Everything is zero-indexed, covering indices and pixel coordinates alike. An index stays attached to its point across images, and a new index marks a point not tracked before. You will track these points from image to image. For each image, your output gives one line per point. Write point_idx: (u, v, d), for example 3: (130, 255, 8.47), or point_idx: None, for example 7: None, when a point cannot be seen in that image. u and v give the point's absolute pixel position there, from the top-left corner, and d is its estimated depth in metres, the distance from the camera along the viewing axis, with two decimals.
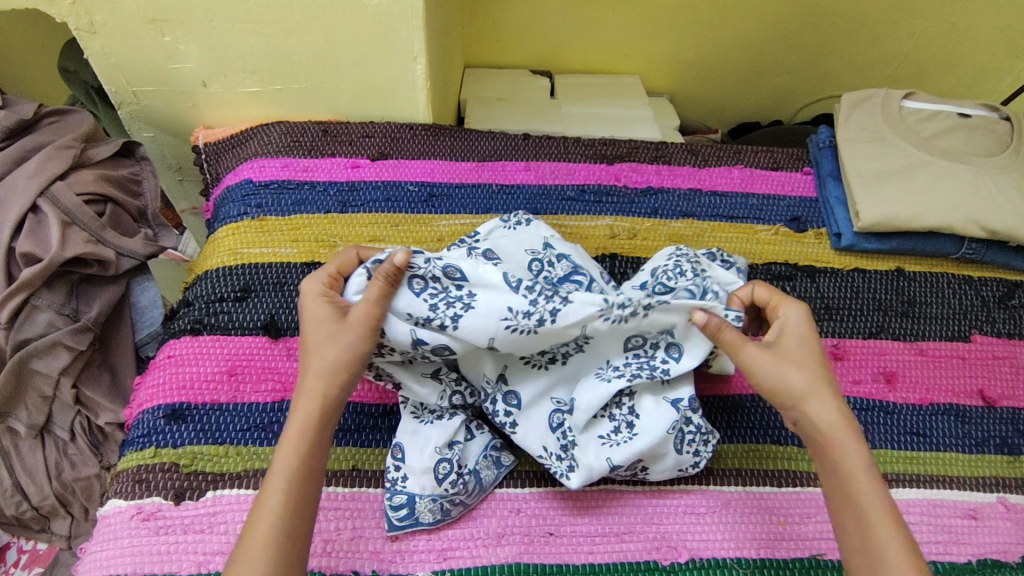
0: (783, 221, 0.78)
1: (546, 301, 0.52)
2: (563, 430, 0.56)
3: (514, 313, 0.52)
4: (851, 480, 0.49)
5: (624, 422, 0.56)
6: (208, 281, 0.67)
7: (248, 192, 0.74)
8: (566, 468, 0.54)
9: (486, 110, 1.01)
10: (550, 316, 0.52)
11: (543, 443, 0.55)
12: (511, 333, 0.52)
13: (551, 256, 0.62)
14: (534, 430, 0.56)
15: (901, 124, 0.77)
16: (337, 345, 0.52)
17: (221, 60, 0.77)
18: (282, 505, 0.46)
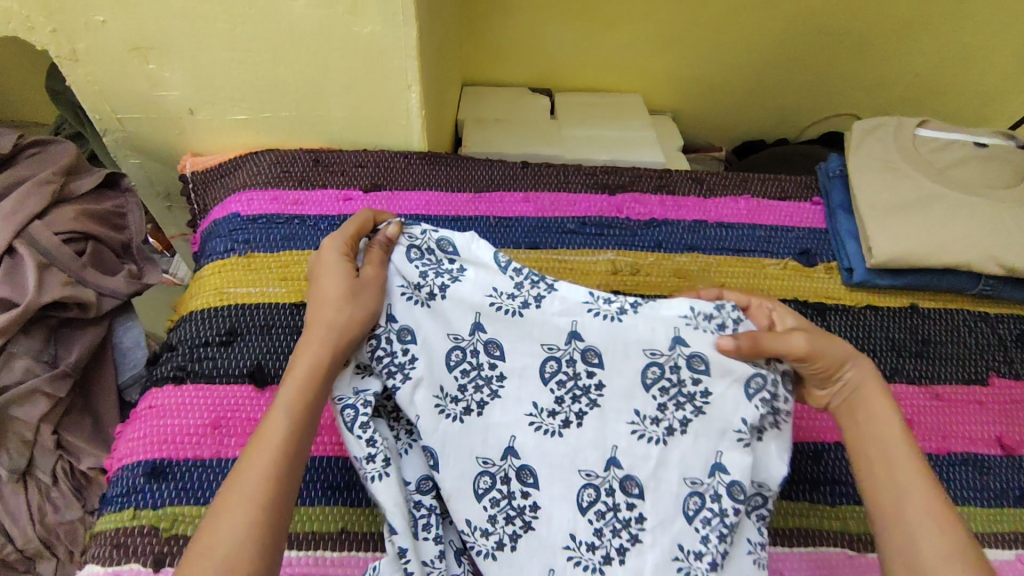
0: (792, 254, 0.75)
1: (572, 403, 0.56)
2: (582, 550, 0.54)
3: (539, 411, 0.56)
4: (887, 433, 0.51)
5: (711, 556, 0.52)
6: (191, 324, 0.64)
7: (235, 227, 0.71)
8: (599, 561, 0.53)
9: (484, 133, 0.98)
10: (575, 416, 0.56)
11: (571, 529, 0.54)
12: (536, 433, 0.56)
13: (529, 295, 0.57)
14: (559, 518, 0.54)
15: (915, 154, 0.74)
16: (350, 307, 0.53)
17: (207, 88, 0.74)
18: (273, 458, 0.45)
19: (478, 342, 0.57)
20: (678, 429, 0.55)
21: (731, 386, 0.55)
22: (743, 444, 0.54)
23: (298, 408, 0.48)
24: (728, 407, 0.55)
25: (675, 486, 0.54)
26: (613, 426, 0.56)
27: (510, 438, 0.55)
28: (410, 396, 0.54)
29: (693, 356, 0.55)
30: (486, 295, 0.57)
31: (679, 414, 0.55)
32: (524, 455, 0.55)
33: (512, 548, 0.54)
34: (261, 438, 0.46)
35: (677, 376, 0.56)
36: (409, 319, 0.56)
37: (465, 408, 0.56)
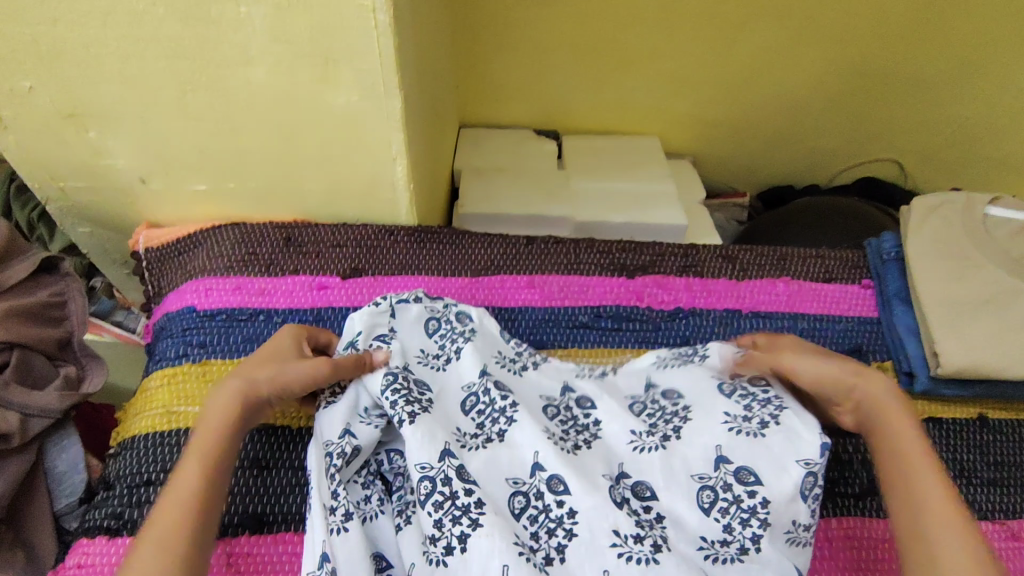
0: (840, 352, 0.64)
1: (575, 433, 0.53)
2: (631, 544, 0.45)
3: (551, 431, 0.51)
4: (893, 436, 0.49)
5: (738, 542, 0.47)
6: (134, 454, 0.54)
7: (189, 325, 0.61)
8: (651, 551, 0.45)
9: (485, 186, 0.86)
10: (583, 442, 0.52)
11: (612, 525, 0.46)
12: (551, 445, 0.49)
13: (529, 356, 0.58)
14: (597, 513, 0.46)
15: (986, 241, 0.63)
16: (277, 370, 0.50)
17: (158, 157, 0.64)
18: (189, 508, 0.43)
19: (489, 385, 0.53)
20: (673, 436, 0.51)
21: (708, 393, 0.53)
22: (735, 433, 0.50)
23: (213, 454, 0.46)
24: (710, 405, 0.52)
25: (685, 483, 0.49)
26: (611, 429, 0.52)
27: (535, 453, 0.49)
28: (428, 425, 0.49)
29: (666, 390, 0.56)
30: (495, 355, 0.57)
31: (670, 424, 0.52)
32: (550, 465, 0.48)
33: (561, 561, 0.46)
34: (169, 499, 0.44)
35: (659, 402, 0.55)
36: (420, 374, 0.54)
37: (485, 440, 0.51)
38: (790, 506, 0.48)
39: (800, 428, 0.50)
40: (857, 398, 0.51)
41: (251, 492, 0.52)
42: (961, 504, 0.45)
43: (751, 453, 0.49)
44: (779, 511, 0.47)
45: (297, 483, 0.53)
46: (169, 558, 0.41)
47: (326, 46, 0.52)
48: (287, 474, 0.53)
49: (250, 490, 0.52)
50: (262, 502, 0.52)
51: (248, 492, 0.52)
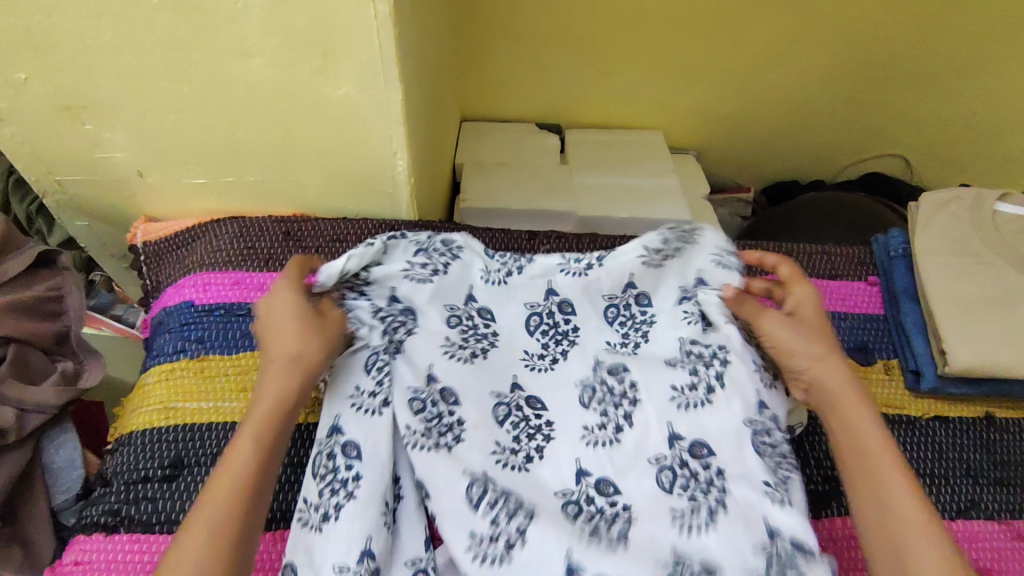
0: (845, 349, 0.64)
1: (556, 345, 0.61)
2: (596, 432, 0.55)
3: (529, 355, 0.60)
4: (870, 443, 0.48)
5: (704, 390, 0.54)
6: (131, 451, 0.54)
7: (187, 320, 0.60)
8: (614, 433, 0.54)
9: (486, 181, 0.86)
10: (561, 353, 0.60)
11: (582, 421, 0.55)
12: (530, 371, 0.59)
13: (515, 265, 0.64)
14: (569, 414, 0.56)
15: (994, 238, 0.62)
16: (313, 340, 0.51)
17: (156, 150, 0.63)
18: (252, 469, 0.45)
19: (472, 310, 0.61)
20: (642, 340, 0.60)
21: (672, 303, 0.61)
22: (681, 408, 0.54)
23: (265, 441, 0.46)
24: (655, 380, 0.56)
25: (660, 390, 0.56)
26: (589, 337, 0.61)
27: (513, 375, 0.58)
28: (416, 345, 0.57)
29: (639, 293, 0.62)
30: (480, 274, 0.62)
31: (620, 411, 0.55)
32: (527, 385, 0.58)
33: (540, 458, 0.53)
34: (229, 463, 0.45)
35: (607, 383, 0.57)
36: (407, 292, 0.59)
37: (471, 354, 0.58)
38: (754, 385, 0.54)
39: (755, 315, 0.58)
40: (815, 384, 0.52)
41: None
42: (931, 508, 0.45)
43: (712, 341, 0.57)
44: (740, 388, 0.54)
45: (298, 479, 0.53)
46: (218, 555, 0.41)
47: (325, 39, 0.51)
48: (288, 471, 0.54)
49: None
50: None
51: None
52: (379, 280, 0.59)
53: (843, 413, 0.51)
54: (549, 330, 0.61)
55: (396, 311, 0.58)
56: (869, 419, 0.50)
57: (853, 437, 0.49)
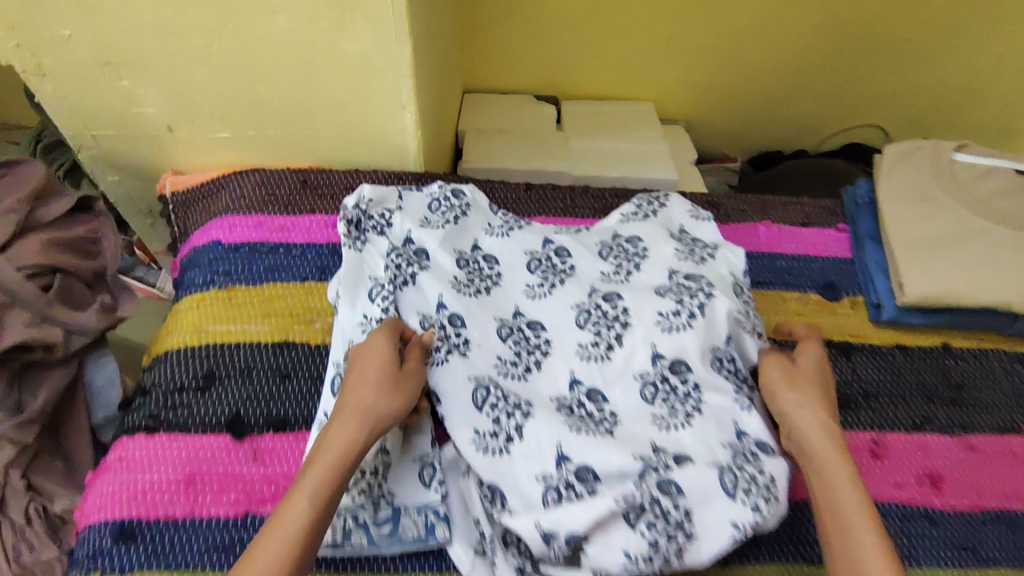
0: (815, 287, 0.70)
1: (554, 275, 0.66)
2: (590, 348, 0.60)
3: (530, 284, 0.66)
4: (843, 498, 0.47)
5: (688, 310, 0.59)
6: (167, 366, 0.60)
7: (215, 257, 0.66)
8: (605, 350, 0.60)
9: (487, 145, 0.92)
10: (559, 279, 0.66)
11: (577, 340, 0.61)
12: (530, 299, 0.64)
13: (517, 221, 0.71)
14: (566, 335, 0.62)
15: (952, 183, 0.68)
16: (392, 395, 0.50)
17: (186, 105, 0.69)
18: (303, 529, 0.43)
19: (478, 255, 0.67)
20: (634, 271, 0.66)
21: (659, 245, 0.67)
22: (666, 330, 0.59)
23: (323, 491, 0.45)
24: (646, 305, 0.61)
25: (650, 315, 0.60)
26: (585, 267, 0.67)
27: (515, 305, 0.64)
28: (427, 280, 0.62)
29: (629, 237, 0.69)
30: (485, 228, 0.69)
31: (611, 331, 0.60)
32: (527, 310, 0.64)
33: (537, 369, 0.59)
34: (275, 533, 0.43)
35: (602, 308, 0.62)
36: (420, 237, 0.66)
37: (476, 290, 0.64)
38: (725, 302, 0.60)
39: (732, 255, 0.67)
40: (800, 437, 0.53)
41: (276, 398, 0.58)
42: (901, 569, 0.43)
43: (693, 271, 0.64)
44: (715, 307, 0.60)
45: (317, 390, 0.59)
46: None
47: None
48: (308, 382, 0.59)
49: (275, 396, 0.58)
50: (286, 406, 0.58)
51: (273, 398, 0.58)
52: (396, 229, 0.66)
53: (822, 474, 0.50)
54: (547, 268, 0.66)
55: (410, 251, 0.65)
56: (843, 472, 0.49)
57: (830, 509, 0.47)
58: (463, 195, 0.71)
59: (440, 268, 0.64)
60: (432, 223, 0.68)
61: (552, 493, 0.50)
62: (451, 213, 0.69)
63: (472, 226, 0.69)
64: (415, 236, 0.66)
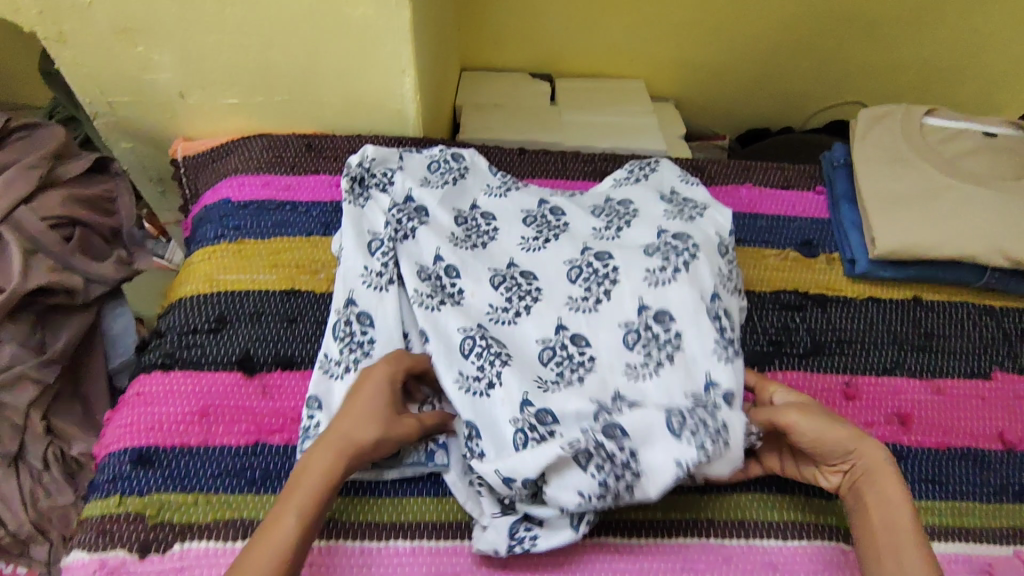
0: (793, 244, 0.73)
1: (548, 232, 0.69)
2: (579, 300, 0.62)
3: (526, 240, 0.68)
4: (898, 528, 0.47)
5: (673, 266, 0.62)
6: (181, 311, 0.63)
7: (225, 213, 0.70)
8: (593, 303, 0.62)
9: (483, 118, 0.96)
10: (552, 236, 0.68)
11: (567, 292, 0.63)
12: (526, 253, 0.67)
13: (513, 183, 0.75)
14: (558, 287, 0.64)
15: (922, 145, 0.72)
16: (374, 424, 0.51)
17: (198, 71, 0.73)
18: (287, 550, 0.45)
19: (476, 213, 0.70)
20: (625, 227, 0.69)
21: (648, 204, 0.71)
22: (651, 285, 0.62)
23: (309, 509, 0.47)
24: (635, 263, 0.63)
25: (637, 270, 0.63)
26: (578, 226, 0.70)
27: (510, 258, 0.67)
28: (427, 234, 0.66)
29: (621, 199, 0.72)
30: (483, 189, 0.73)
31: (601, 287, 0.63)
32: (521, 262, 0.66)
33: (526, 315, 0.62)
34: (267, 539, 0.45)
35: (594, 265, 0.65)
36: (419, 195, 0.69)
37: (473, 245, 0.67)
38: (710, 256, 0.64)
39: (720, 215, 0.68)
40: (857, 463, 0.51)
41: (284, 340, 0.62)
42: None
43: (684, 228, 0.66)
44: (700, 262, 0.62)
45: (322, 333, 0.63)
46: None
47: None
48: (313, 326, 0.63)
49: (283, 338, 0.62)
50: (294, 347, 0.62)
51: (281, 339, 0.62)
52: (398, 189, 0.70)
53: (876, 505, 0.49)
54: (542, 224, 0.70)
55: (410, 208, 0.68)
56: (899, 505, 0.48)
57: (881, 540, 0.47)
58: (462, 159, 0.74)
59: (439, 224, 0.68)
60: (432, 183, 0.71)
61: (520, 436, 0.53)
62: (450, 174, 0.73)
63: (471, 188, 0.73)
64: (415, 195, 0.69)
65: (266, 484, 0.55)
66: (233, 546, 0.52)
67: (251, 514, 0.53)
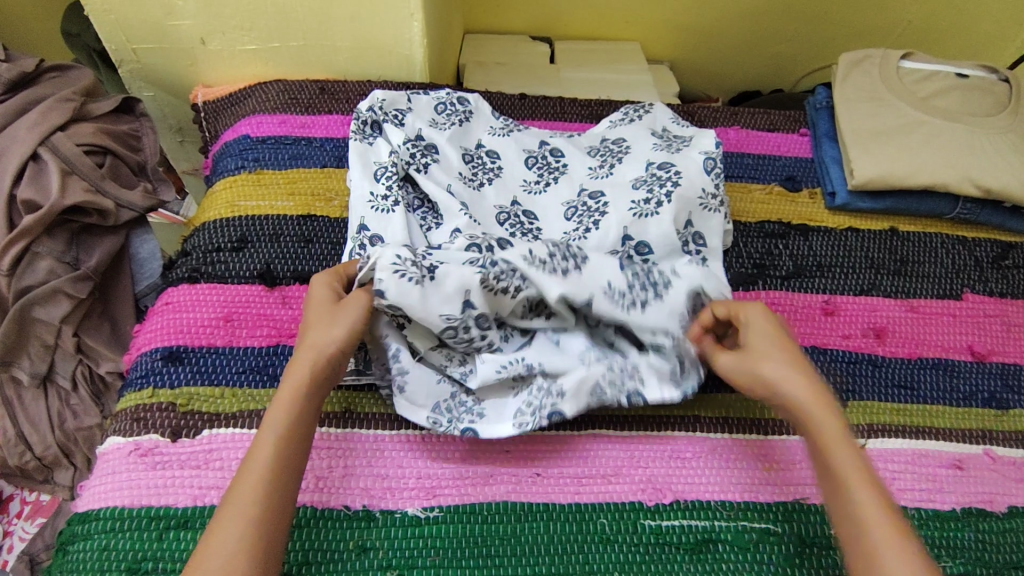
0: (778, 180, 0.78)
1: (548, 173, 0.73)
2: (573, 234, 0.67)
3: (527, 182, 0.73)
4: (836, 460, 0.48)
5: (657, 198, 0.66)
6: (205, 233, 0.68)
7: (245, 147, 0.75)
8: (583, 233, 0.66)
9: (486, 74, 1.01)
10: (553, 178, 0.73)
11: (563, 230, 0.68)
12: (528, 193, 0.72)
13: (514, 125, 0.78)
14: (552, 227, 0.69)
15: (898, 86, 0.77)
16: (335, 323, 0.53)
17: (219, 18, 0.76)
18: (270, 467, 0.47)
19: (481, 152, 0.74)
20: (616, 162, 0.73)
21: (641, 139, 0.75)
22: (638, 215, 0.65)
23: (287, 427, 0.49)
24: (622, 197, 0.67)
25: (629, 194, 0.67)
26: (575, 167, 0.74)
27: (512, 197, 0.71)
28: (437, 170, 0.69)
29: (616, 139, 0.76)
30: (489, 130, 0.77)
31: (592, 218, 0.67)
32: (523, 202, 0.71)
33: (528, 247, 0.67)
34: (250, 461, 0.47)
35: (588, 203, 0.69)
36: (428, 134, 0.73)
37: (479, 182, 0.71)
38: (699, 179, 0.68)
39: (703, 139, 0.74)
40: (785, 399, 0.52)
41: (303, 257, 0.67)
42: (898, 513, 0.45)
43: (669, 158, 0.70)
44: (691, 184, 0.68)
45: (338, 252, 0.68)
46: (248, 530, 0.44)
47: None
48: (329, 246, 0.68)
49: (302, 256, 0.67)
50: (315, 265, 0.66)
51: (300, 257, 0.67)
52: (406, 124, 0.73)
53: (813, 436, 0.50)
54: (543, 165, 0.74)
55: (422, 145, 0.72)
56: (829, 428, 0.49)
57: (826, 464, 0.48)
58: (467, 100, 0.78)
59: (448, 162, 0.71)
60: (439, 122, 0.75)
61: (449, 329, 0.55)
62: (454, 111, 0.76)
63: (475, 130, 0.77)
64: (422, 133, 0.73)
65: None
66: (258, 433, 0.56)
67: None
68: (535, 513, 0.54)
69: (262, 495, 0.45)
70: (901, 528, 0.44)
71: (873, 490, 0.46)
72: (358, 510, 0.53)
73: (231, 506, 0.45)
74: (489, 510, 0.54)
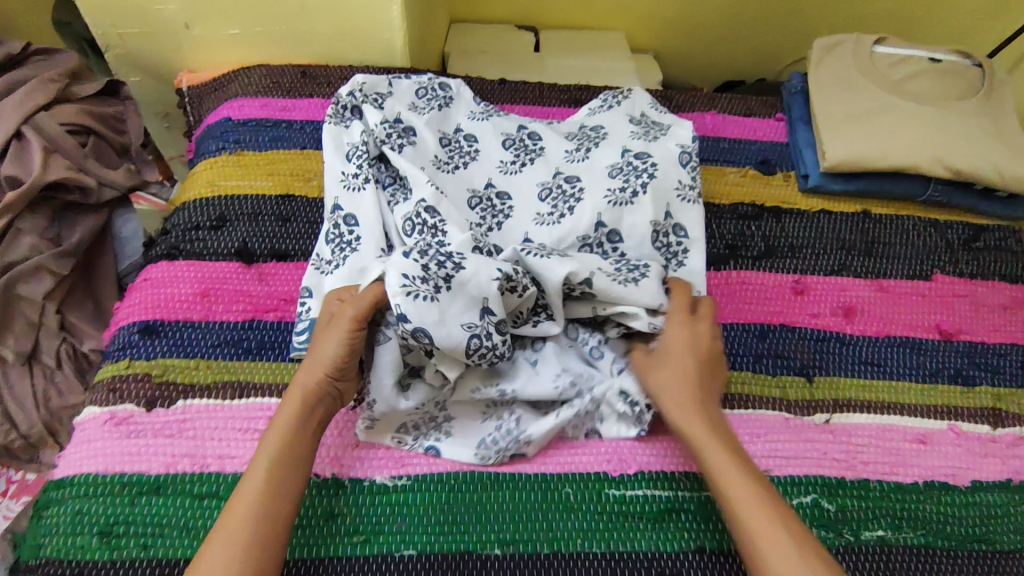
0: (752, 163, 0.79)
1: (524, 155, 0.74)
2: (545, 217, 0.68)
3: (503, 163, 0.73)
4: (722, 474, 0.50)
5: (632, 188, 0.66)
6: (185, 211, 0.69)
7: (226, 129, 0.76)
8: (557, 218, 0.67)
9: (469, 62, 1.02)
10: (529, 160, 0.73)
11: (536, 212, 0.69)
12: (503, 175, 0.72)
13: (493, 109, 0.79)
14: (526, 208, 0.69)
15: (871, 71, 0.78)
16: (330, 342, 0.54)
17: (202, 3, 0.77)
18: (260, 494, 0.47)
19: (459, 136, 0.75)
20: (593, 147, 0.73)
21: (619, 126, 0.75)
22: (612, 203, 0.66)
23: (281, 455, 0.49)
24: (598, 184, 0.68)
25: (605, 182, 0.68)
26: (552, 149, 0.74)
27: (488, 179, 0.72)
28: (412, 153, 0.70)
29: (595, 125, 0.77)
30: (468, 114, 0.78)
31: (566, 204, 0.67)
32: (498, 183, 0.72)
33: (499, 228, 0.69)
34: (243, 489, 0.48)
35: (562, 186, 0.69)
36: (406, 116, 0.74)
37: (454, 166, 0.72)
38: (674, 169, 0.69)
39: (681, 130, 0.74)
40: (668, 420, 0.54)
41: (280, 236, 0.68)
42: (792, 519, 0.47)
43: (645, 148, 0.71)
44: (666, 174, 0.68)
45: (314, 231, 0.69)
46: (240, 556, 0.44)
47: None
48: (306, 225, 0.69)
49: (278, 234, 0.68)
50: (291, 244, 0.68)
51: (276, 235, 0.68)
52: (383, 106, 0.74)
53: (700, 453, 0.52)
54: (520, 147, 0.74)
55: (398, 127, 0.72)
56: (707, 443, 0.52)
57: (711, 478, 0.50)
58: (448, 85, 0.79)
59: (424, 144, 0.72)
60: (418, 106, 0.76)
61: (475, 340, 0.53)
62: (434, 96, 0.77)
63: (455, 114, 0.78)
64: (400, 115, 0.74)
65: (259, 352, 0.61)
66: (230, 403, 0.57)
67: (246, 376, 0.59)
68: (501, 483, 0.56)
69: (255, 522, 0.46)
70: (794, 535, 0.46)
71: (763, 503, 0.47)
72: (328, 478, 0.54)
73: (225, 532, 0.45)
74: (456, 479, 0.55)
